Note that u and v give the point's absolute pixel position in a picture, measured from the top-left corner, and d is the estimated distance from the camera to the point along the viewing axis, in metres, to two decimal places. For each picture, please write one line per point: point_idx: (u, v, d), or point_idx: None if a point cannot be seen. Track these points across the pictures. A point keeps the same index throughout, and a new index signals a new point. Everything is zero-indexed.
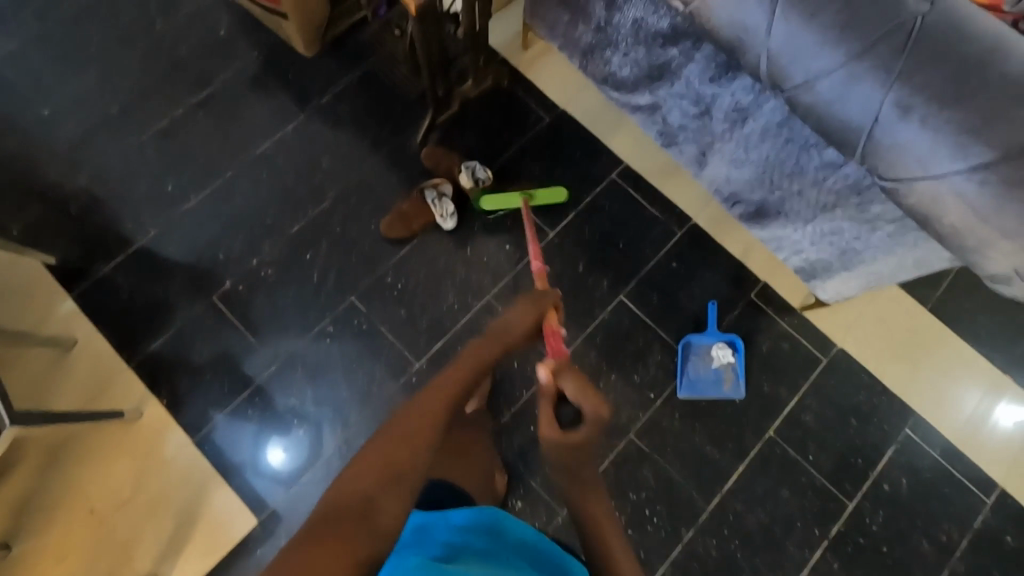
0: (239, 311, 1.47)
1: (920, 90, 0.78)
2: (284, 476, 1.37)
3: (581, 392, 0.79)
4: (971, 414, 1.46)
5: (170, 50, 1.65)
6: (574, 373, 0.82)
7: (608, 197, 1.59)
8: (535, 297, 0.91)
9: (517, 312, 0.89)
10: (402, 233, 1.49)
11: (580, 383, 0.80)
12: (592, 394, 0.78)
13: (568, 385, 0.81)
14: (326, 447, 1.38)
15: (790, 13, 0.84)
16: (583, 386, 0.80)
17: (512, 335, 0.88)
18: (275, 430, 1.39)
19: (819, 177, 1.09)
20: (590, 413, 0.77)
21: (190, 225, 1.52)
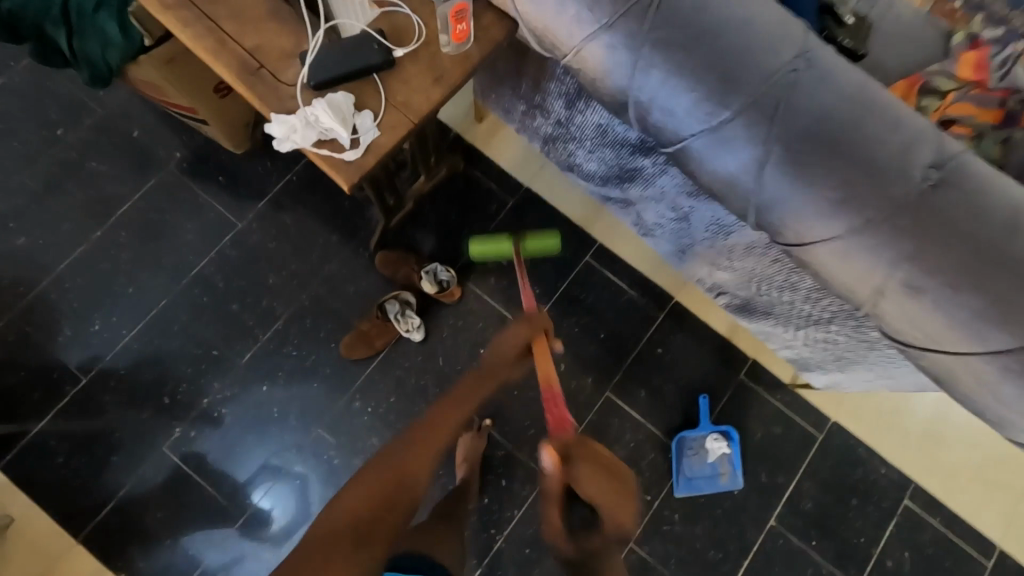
0: (195, 460, 1.34)
1: (932, 272, 0.69)
2: (271, 538, 1.31)
3: (601, 488, 0.72)
4: (960, 500, 1.41)
5: (77, 162, 1.45)
6: (588, 458, 0.73)
7: (583, 283, 1.48)
8: (530, 320, 0.88)
9: (507, 338, 0.89)
10: (365, 353, 1.38)
11: (598, 469, 0.73)
12: (612, 487, 0.72)
13: (584, 478, 0.72)
14: (315, 504, 1.32)
15: (783, 176, 0.72)
16: (607, 473, 0.74)
17: (504, 358, 0.89)
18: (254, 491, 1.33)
19: (813, 297, 1.00)
20: (611, 506, 0.72)
21: (126, 369, 1.37)
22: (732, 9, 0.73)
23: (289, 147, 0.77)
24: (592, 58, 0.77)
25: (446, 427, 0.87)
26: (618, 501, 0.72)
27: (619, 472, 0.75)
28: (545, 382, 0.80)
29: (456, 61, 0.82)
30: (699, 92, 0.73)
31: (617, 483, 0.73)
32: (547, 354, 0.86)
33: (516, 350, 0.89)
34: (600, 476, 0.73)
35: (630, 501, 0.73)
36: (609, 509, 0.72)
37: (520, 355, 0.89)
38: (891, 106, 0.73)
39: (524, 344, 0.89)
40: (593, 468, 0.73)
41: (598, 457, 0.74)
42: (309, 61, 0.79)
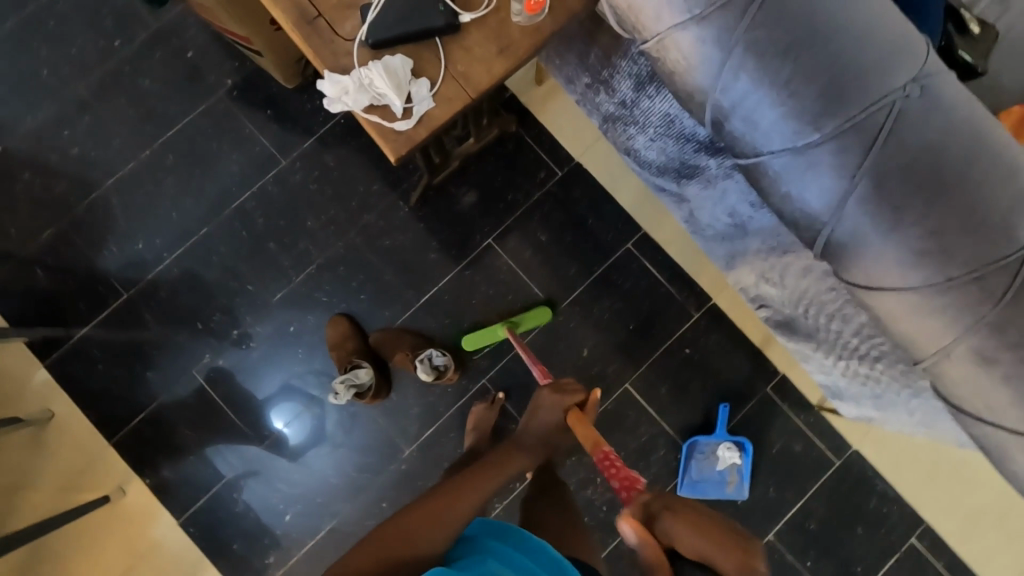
0: (220, 390, 1.39)
1: (1010, 343, 0.63)
2: (290, 451, 1.38)
3: (702, 544, 0.77)
4: (972, 547, 1.36)
5: (132, 77, 1.44)
6: (682, 517, 0.78)
7: (621, 271, 1.44)
8: (564, 393, 0.96)
9: (544, 411, 0.97)
10: (333, 338, 1.36)
11: (691, 525, 0.77)
12: (711, 536, 0.78)
13: (683, 529, 0.77)
14: (331, 427, 1.39)
15: (869, 210, 0.65)
16: (699, 529, 0.78)
17: (540, 426, 0.99)
18: (274, 409, 1.39)
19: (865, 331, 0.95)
20: (721, 551, 0.77)
21: (165, 292, 1.41)
22: (848, 16, 0.64)
23: (339, 109, 0.72)
24: (676, 49, 0.69)
25: (468, 505, 0.85)
26: (728, 549, 0.77)
27: (705, 520, 0.79)
28: (596, 450, 0.88)
29: (527, 33, 0.75)
30: (788, 107, 0.65)
31: (717, 534, 0.78)
32: (581, 424, 0.92)
33: (550, 426, 0.97)
34: (695, 531, 0.77)
35: (743, 543, 0.79)
36: (726, 559, 0.76)
37: (559, 426, 0.97)
38: (1008, 155, 0.64)
39: (560, 419, 0.96)
40: (687, 526, 0.77)
41: (683, 513, 0.78)
42: (371, 14, 0.73)
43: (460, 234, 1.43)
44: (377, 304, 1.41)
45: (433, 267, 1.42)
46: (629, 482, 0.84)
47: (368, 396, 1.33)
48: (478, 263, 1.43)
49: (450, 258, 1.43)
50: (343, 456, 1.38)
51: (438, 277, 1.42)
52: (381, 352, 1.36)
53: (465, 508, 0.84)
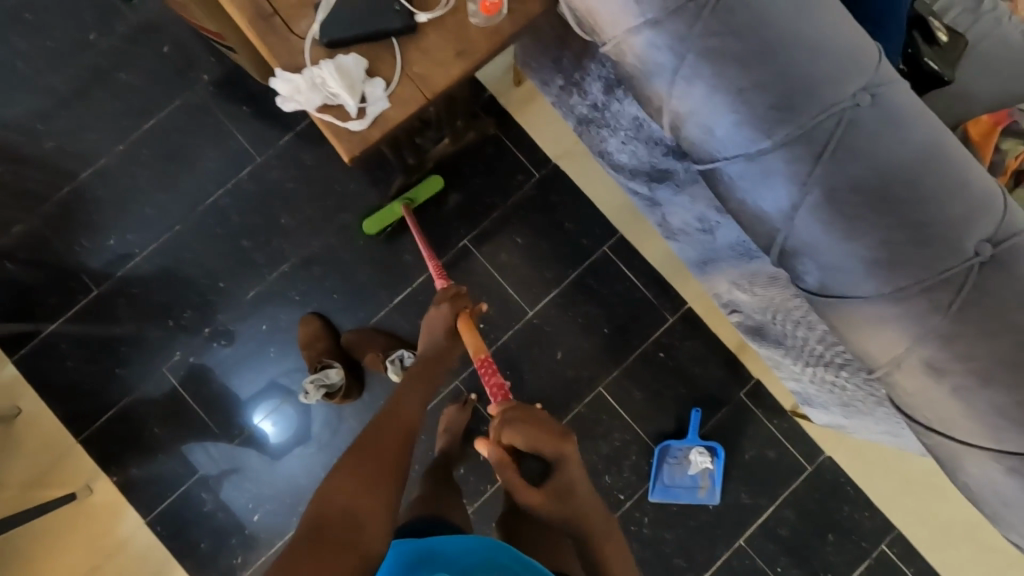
0: (191, 388, 1.38)
1: (961, 357, 0.62)
2: (270, 449, 1.37)
3: (532, 440, 0.73)
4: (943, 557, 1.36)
5: (107, 71, 1.43)
6: (518, 417, 0.74)
7: (597, 275, 1.43)
8: (452, 297, 0.91)
9: (432, 323, 0.91)
10: (305, 337, 1.35)
11: (526, 425, 0.73)
12: (539, 432, 0.73)
13: (515, 432, 0.73)
14: (315, 426, 1.38)
15: (819, 219, 0.64)
16: (530, 426, 0.73)
17: (437, 338, 0.92)
18: (262, 405, 1.38)
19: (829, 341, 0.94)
20: (550, 444, 0.74)
21: (137, 289, 1.40)
22: (799, 24, 0.63)
23: (292, 108, 0.71)
24: (633, 54, 0.68)
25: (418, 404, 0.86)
26: (553, 442, 0.74)
27: (535, 416, 0.75)
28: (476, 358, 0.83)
29: (486, 35, 0.74)
30: (741, 114, 0.64)
31: (546, 427, 0.75)
32: (469, 329, 0.87)
33: (443, 331, 0.91)
34: (528, 429, 0.74)
35: (564, 440, 0.75)
36: (551, 451, 0.74)
37: (451, 334, 0.91)
38: (958, 165, 0.63)
39: (451, 327, 0.91)
40: (519, 427, 0.73)
41: (515, 417, 0.73)
42: (326, 13, 0.72)
43: (436, 234, 1.42)
44: (352, 303, 1.40)
45: (409, 267, 1.41)
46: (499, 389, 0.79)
47: (338, 397, 1.32)
48: (454, 264, 1.42)
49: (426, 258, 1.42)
50: (319, 456, 1.37)
51: (414, 277, 1.41)
52: (353, 352, 1.34)
53: (413, 405, 0.85)
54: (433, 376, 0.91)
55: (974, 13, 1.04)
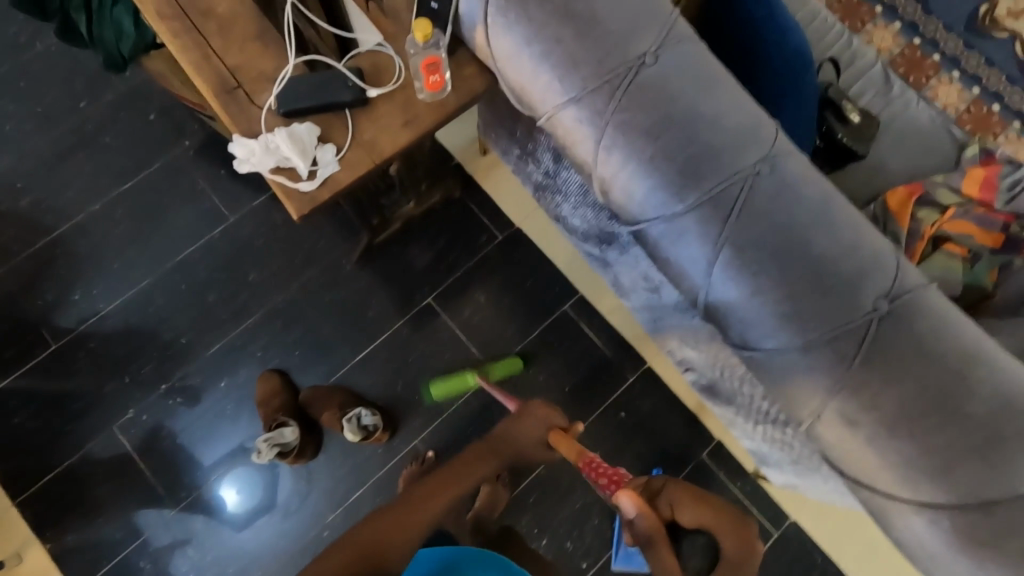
0: (141, 446, 1.35)
1: (869, 408, 0.64)
2: (233, 521, 1.31)
3: (702, 512, 0.82)
4: None
5: (92, 135, 1.50)
6: (681, 489, 0.84)
7: (558, 334, 1.46)
8: (550, 414, 0.99)
9: (529, 427, 0.98)
10: (264, 394, 1.34)
11: (691, 499, 0.83)
12: (708, 507, 0.81)
13: (686, 508, 0.83)
14: (282, 495, 1.33)
15: (732, 275, 0.68)
16: (701, 502, 0.82)
17: (520, 440, 0.97)
18: (230, 471, 1.34)
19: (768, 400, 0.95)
20: (717, 522, 0.81)
21: (97, 343, 1.39)
22: (702, 103, 0.70)
23: (246, 169, 0.76)
24: (561, 126, 0.76)
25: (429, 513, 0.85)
26: (728, 524, 0.80)
27: (709, 497, 0.83)
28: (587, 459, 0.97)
29: (430, 106, 0.81)
30: (656, 179, 0.70)
31: (718, 510, 0.82)
32: (570, 445, 0.96)
33: (534, 440, 0.98)
34: (695, 506, 0.83)
35: (727, 517, 0.80)
36: (728, 534, 0.79)
37: (541, 443, 0.98)
38: (853, 228, 0.69)
39: (544, 439, 0.98)
40: (688, 498, 0.83)
41: (685, 488, 0.84)
42: (282, 85, 0.79)
43: (401, 292, 1.45)
44: (314, 358, 1.41)
45: (373, 324, 1.43)
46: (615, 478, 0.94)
47: (291, 457, 1.29)
48: (418, 322, 1.44)
49: (390, 315, 1.44)
50: (272, 522, 1.31)
51: (377, 334, 1.43)
52: (311, 410, 1.33)
53: (425, 514, 0.85)
54: (462, 488, 0.89)
55: (885, 97, 1.16)
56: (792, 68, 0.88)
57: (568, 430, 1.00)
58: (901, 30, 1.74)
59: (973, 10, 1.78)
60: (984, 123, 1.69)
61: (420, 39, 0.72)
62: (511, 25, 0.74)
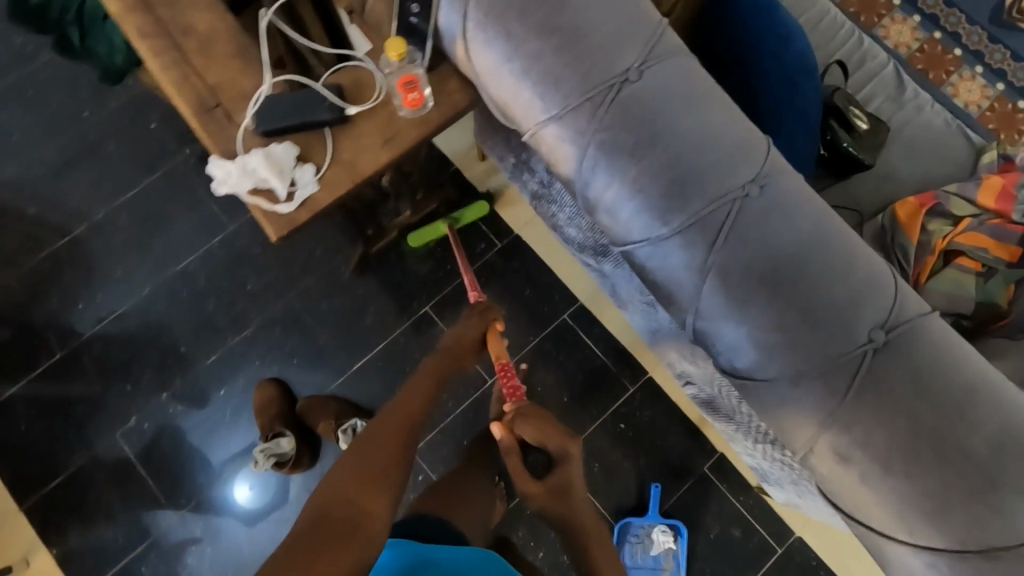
0: (143, 452, 1.37)
1: (862, 444, 0.61)
2: (245, 515, 1.33)
3: (535, 430, 0.81)
4: None
5: (94, 142, 1.50)
6: (528, 410, 0.83)
7: (556, 343, 1.43)
8: (479, 317, 0.94)
9: (463, 328, 0.93)
10: (262, 404, 1.33)
11: (529, 417, 0.81)
12: (544, 426, 0.80)
13: (523, 425, 0.81)
14: (292, 491, 1.34)
15: (718, 302, 0.66)
16: (539, 421, 0.81)
17: (458, 345, 0.92)
18: (243, 468, 1.36)
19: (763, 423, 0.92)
20: (556, 438, 0.80)
21: (100, 350, 1.41)
22: (687, 118, 0.67)
23: (223, 192, 0.76)
24: (544, 143, 0.73)
25: (418, 402, 0.81)
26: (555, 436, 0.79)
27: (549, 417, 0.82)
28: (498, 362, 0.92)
29: (412, 123, 0.79)
30: (640, 200, 0.67)
31: (555, 425, 0.81)
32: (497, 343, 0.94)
33: (467, 341, 0.93)
34: (534, 422, 0.81)
35: (567, 436, 0.80)
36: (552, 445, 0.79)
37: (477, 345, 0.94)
38: (850, 251, 0.65)
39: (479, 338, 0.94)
40: (528, 417, 0.81)
41: (529, 408, 0.83)
42: (259, 104, 0.78)
43: (399, 300, 1.44)
44: (312, 366, 1.41)
45: (369, 332, 1.42)
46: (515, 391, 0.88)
47: (287, 467, 1.30)
48: (415, 330, 1.43)
49: (388, 323, 1.43)
50: (274, 528, 1.33)
51: (375, 342, 1.42)
52: (307, 420, 1.32)
53: (418, 404, 0.80)
54: (442, 375, 0.87)
55: (897, 101, 1.10)
56: (790, 78, 0.85)
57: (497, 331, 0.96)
58: (921, 23, 1.66)
59: (1000, 0, 1.68)
60: (1009, 120, 1.61)
61: (393, 57, 0.75)
62: (490, 41, 0.71)
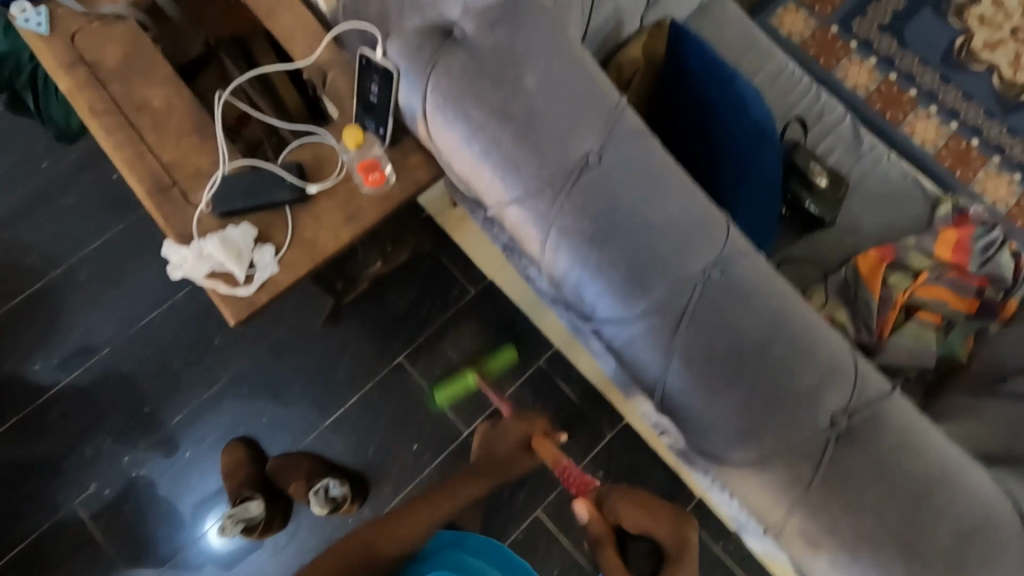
0: (104, 521, 1.30)
1: (828, 530, 0.61)
2: (220, 560, 1.29)
3: (642, 517, 0.87)
4: None
5: (49, 194, 1.43)
6: (621, 496, 0.90)
7: (533, 392, 1.41)
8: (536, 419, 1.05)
9: (510, 430, 1.06)
10: (229, 466, 1.29)
11: (629, 503, 0.88)
12: (647, 512, 0.88)
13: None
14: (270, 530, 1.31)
15: (683, 386, 0.66)
16: (639, 507, 0.88)
17: (507, 449, 1.03)
18: (217, 510, 1.32)
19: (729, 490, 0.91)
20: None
21: (56, 415, 1.33)
22: (647, 203, 0.68)
23: (179, 276, 0.74)
24: (508, 225, 0.73)
25: (407, 524, 0.86)
26: (646, 512, 0.88)
27: (650, 504, 0.91)
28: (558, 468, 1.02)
29: (374, 200, 0.78)
30: (604, 283, 0.67)
31: (657, 511, 0.89)
32: (548, 447, 1.00)
33: (515, 443, 1.04)
34: (634, 509, 0.89)
35: (674, 524, 0.88)
36: (670, 535, 0.87)
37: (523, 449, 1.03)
38: (810, 334, 0.66)
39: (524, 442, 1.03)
40: (628, 504, 0.88)
41: (625, 494, 0.90)
42: (217, 185, 0.76)
43: (371, 352, 1.41)
44: (282, 423, 1.36)
45: (342, 385, 1.39)
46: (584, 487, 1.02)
47: (257, 532, 1.25)
48: (389, 382, 1.40)
49: (361, 376, 1.39)
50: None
51: (347, 396, 1.38)
52: (278, 479, 1.29)
53: (407, 526, 0.85)
54: (465, 495, 0.95)
55: (854, 153, 1.13)
56: (747, 146, 0.87)
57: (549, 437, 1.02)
58: (877, 65, 1.71)
59: (951, 42, 1.73)
60: (964, 158, 1.66)
61: (352, 145, 0.77)
62: (451, 121, 0.70)
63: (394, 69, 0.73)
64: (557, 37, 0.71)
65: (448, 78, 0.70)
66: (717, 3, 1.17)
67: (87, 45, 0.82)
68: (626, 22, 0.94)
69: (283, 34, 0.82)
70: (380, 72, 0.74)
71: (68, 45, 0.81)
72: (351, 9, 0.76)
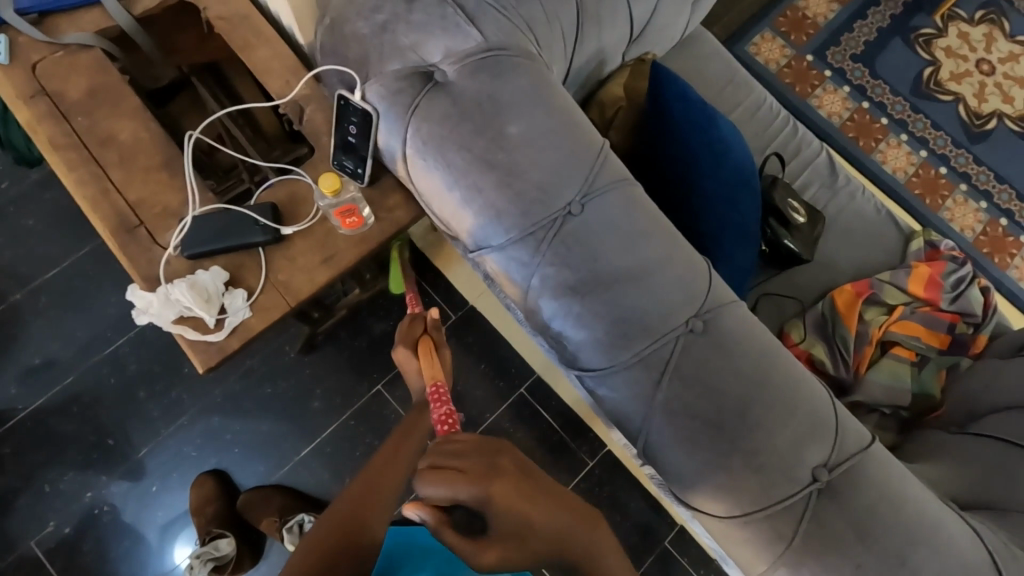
0: (63, 561, 1.23)
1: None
2: None
3: (447, 483, 0.53)
4: None
5: (9, 215, 1.36)
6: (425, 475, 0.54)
7: (512, 417, 1.32)
8: (406, 328, 0.83)
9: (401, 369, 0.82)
10: (195, 505, 1.24)
11: (429, 477, 0.53)
12: (458, 487, 0.52)
13: (426, 484, 0.53)
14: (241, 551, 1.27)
15: (665, 438, 0.66)
16: (439, 473, 0.53)
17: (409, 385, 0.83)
18: (186, 535, 1.27)
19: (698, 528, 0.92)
20: (472, 485, 0.52)
21: (13, 449, 1.26)
22: (629, 252, 0.68)
23: (145, 321, 0.71)
24: (492, 274, 0.72)
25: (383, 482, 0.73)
26: (476, 486, 0.52)
27: (453, 458, 0.54)
28: (430, 386, 0.77)
29: (352, 242, 0.76)
30: (586, 334, 0.67)
31: (470, 471, 0.53)
32: (433, 355, 0.80)
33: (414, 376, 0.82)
34: (442, 480, 0.53)
35: (485, 484, 0.52)
36: (470, 499, 0.52)
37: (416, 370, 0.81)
38: (789, 386, 0.67)
39: (411, 363, 0.81)
40: (426, 479, 0.53)
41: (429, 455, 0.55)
42: (187, 227, 0.73)
43: (349, 380, 1.37)
44: (254, 456, 1.32)
45: (318, 415, 1.35)
46: (447, 419, 0.71)
47: (229, 569, 1.21)
48: (366, 411, 1.36)
49: (337, 405, 1.36)
50: None
51: (323, 426, 1.34)
52: (249, 516, 1.25)
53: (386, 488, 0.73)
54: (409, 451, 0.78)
55: (831, 188, 1.15)
56: (723, 190, 0.88)
57: (432, 335, 0.84)
58: (850, 94, 1.75)
59: (919, 72, 1.79)
60: (933, 186, 1.70)
61: (328, 193, 0.71)
62: (432, 168, 0.69)
63: (373, 111, 0.71)
64: (539, 84, 0.71)
65: (429, 124, 0.69)
66: (698, 37, 1.18)
67: (51, 76, 0.78)
68: (609, 60, 0.93)
69: (259, 68, 0.80)
70: (359, 114, 0.73)
71: (29, 75, 0.78)
72: (329, 48, 0.74)
